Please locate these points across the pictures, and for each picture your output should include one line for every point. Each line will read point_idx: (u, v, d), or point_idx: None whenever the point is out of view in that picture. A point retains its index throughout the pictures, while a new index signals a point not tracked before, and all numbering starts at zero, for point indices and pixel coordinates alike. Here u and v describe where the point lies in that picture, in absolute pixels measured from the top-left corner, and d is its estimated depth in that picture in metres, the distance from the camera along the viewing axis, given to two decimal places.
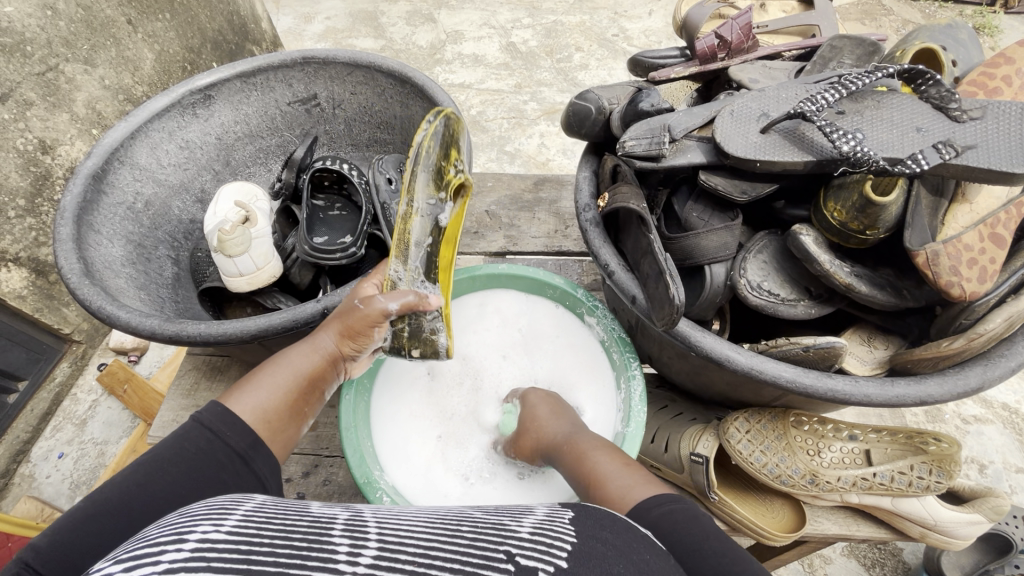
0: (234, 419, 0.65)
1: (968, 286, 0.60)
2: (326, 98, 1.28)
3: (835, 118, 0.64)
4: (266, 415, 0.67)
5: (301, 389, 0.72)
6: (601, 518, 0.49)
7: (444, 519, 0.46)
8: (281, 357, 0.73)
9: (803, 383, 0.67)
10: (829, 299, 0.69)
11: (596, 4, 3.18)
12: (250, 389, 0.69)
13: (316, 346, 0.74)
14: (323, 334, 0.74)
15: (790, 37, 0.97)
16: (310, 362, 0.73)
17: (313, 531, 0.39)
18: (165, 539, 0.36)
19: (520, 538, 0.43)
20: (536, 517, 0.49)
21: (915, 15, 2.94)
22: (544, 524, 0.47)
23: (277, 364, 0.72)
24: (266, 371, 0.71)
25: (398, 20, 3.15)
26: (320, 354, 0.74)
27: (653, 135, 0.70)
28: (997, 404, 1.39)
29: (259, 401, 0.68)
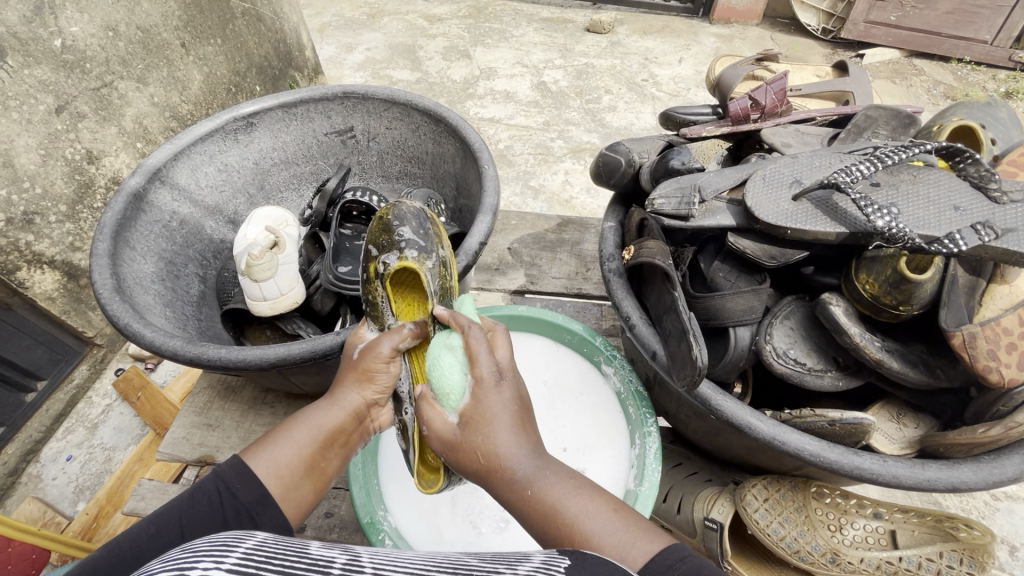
0: (248, 473, 0.61)
1: (1007, 372, 0.57)
2: (362, 131, 1.32)
3: (872, 192, 0.64)
4: (283, 472, 0.62)
5: (320, 444, 0.66)
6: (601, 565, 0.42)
7: (444, 562, 0.43)
8: (302, 413, 0.68)
9: (827, 458, 0.65)
10: (856, 372, 0.67)
11: (627, 50, 3.27)
12: (269, 442, 0.64)
13: (340, 400, 0.68)
14: (349, 380, 0.69)
15: (823, 101, 0.98)
16: (332, 417, 0.67)
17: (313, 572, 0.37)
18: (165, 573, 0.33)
19: None
20: (533, 561, 0.42)
21: (946, 76, 2.97)
22: (542, 569, 0.41)
23: (299, 420, 0.67)
24: (288, 426, 0.66)
25: (434, 54, 3.28)
26: (342, 408, 0.68)
27: (684, 195, 0.70)
28: None
29: (276, 457, 0.63)
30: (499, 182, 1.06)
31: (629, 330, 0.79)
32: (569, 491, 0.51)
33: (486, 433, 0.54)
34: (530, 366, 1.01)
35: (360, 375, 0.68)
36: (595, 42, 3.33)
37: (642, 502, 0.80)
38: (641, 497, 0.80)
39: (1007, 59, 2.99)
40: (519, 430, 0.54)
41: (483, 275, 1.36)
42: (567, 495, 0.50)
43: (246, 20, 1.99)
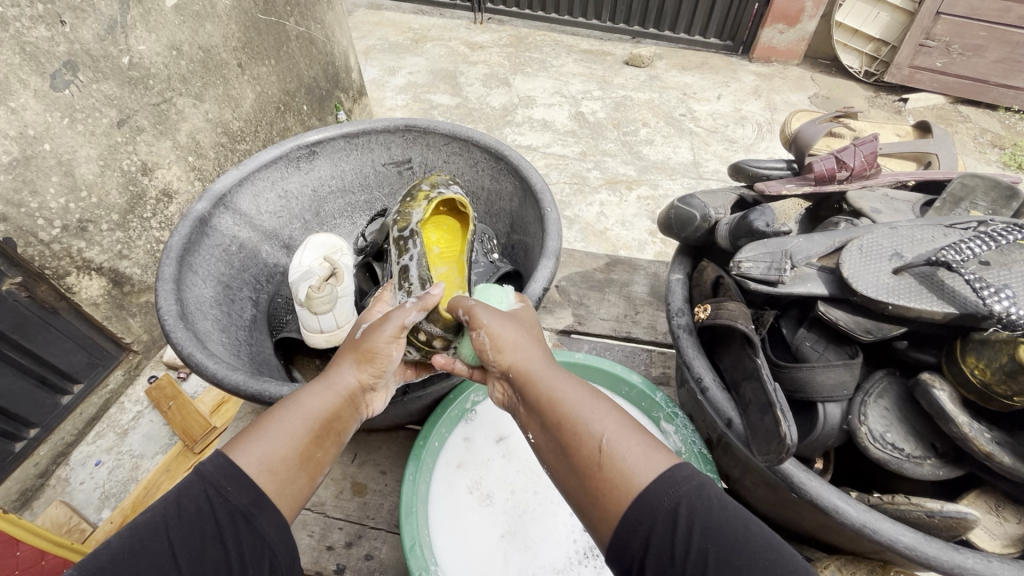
0: (236, 471, 0.57)
1: None
2: (419, 163, 1.33)
3: (983, 272, 0.61)
4: (277, 468, 0.59)
5: (316, 431, 0.65)
6: None
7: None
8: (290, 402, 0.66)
9: (924, 552, 0.61)
10: (958, 460, 0.62)
11: (665, 84, 3.29)
12: (254, 437, 0.61)
13: (334, 385, 0.70)
14: (348, 355, 0.72)
15: (903, 160, 0.95)
16: (328, 401, 0.67)
17: None
18: None
19: None
20: None
21: (993, 125, 2.92)
22: None
23: (286, 410, 0.65)
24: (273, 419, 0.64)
25: (474, 81, 3.34)
26: (339, 390, 0.69)
27: (773, 259, 0.68)
28: None
29: (264, 452, 0.60)
30: (561, 225, 1.04)
31: (702, 393, 0.76)
32: (618, 421, 0.58)
33: (514, 329, 0.70)
34: None
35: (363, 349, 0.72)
36: (633, 75, 3.36)
37: None
38: None
39: None
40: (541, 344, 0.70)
41: None
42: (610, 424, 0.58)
43: (300, 43, 2.05)
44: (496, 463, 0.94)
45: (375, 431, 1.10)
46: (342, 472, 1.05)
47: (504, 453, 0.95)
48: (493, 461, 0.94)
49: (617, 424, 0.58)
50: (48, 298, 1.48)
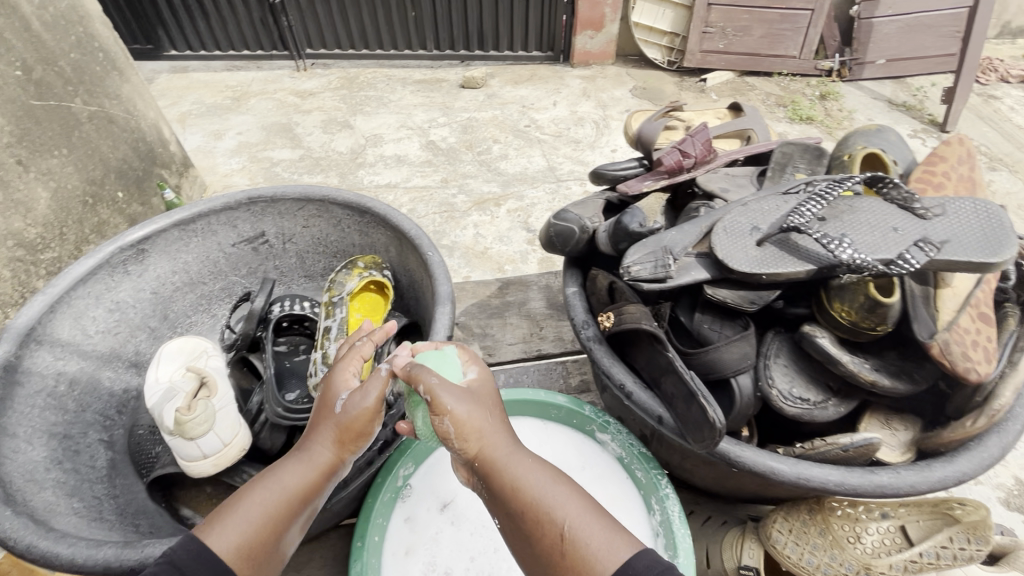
0: (211, 558, 0.55)
1: (981, 368, 0.62)
2: (275, 234, 1.21)
3: (819, 224, 0.69)
4: (249, 547, 0.57)
5: (293, 511, 0.61)
6: None
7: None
8: (268, 473, 0.62)
9: (850, 484, 0.66)
10: (850, 392, 0.70)
11: (504, 100, 3.42)
12: (228, 516, 0.58)
13: (316, 463, 0.63)
14: (327, 428, 0.64)
15: (729, 138, 1.06)
16: (305, 478, 0.62)
17: None
18: None
19: None
20: None
21: (774, 88, 3.44)
22: None
23: (266, 481, 0.61)
24: (249, 492, 0.60)
25: (313, 129, 3.18)
26: (316, 468, 0.63)
27: (656, 257, 0.71)
28: None
29: (239, 533, 0.57)
30: (447, 265, 1.00)
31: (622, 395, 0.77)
32: (546, 484, 0.57)
33: (479, 409, 0.60)
34: None
35: (343, 428, 0.64)
36: (473, 97, 3.44)
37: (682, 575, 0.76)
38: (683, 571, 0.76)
39: (813, 67, 3.50)
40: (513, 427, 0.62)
41: None
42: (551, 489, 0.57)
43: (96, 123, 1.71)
44: (447, 536, 0.85)
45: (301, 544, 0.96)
46: None
47: (452, 520, 0.86)
48: (442, 535, 0.85)
49: (607, 538, 0.54)
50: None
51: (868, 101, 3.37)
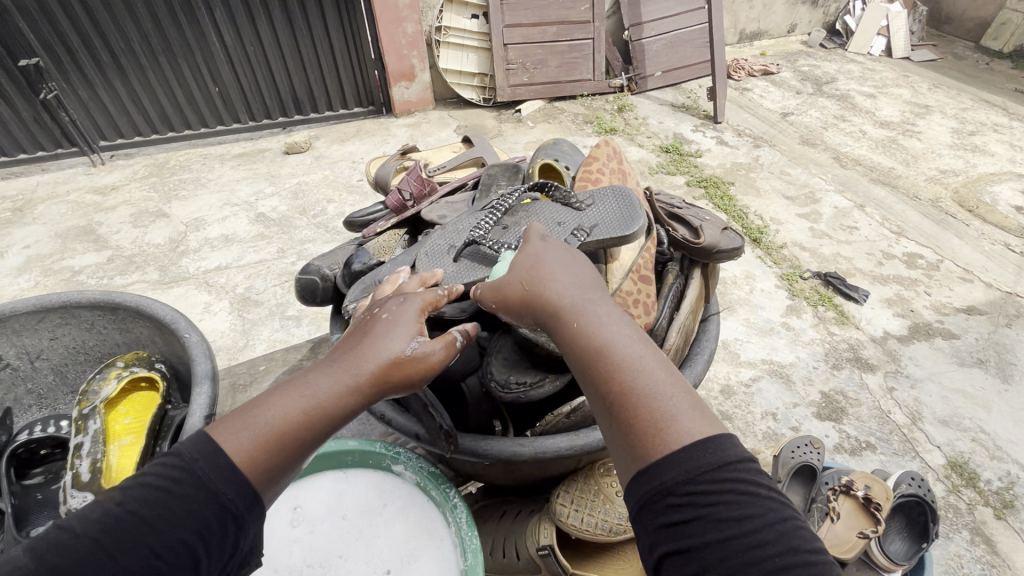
0: (217, 452, 0.55)
1: (640, 320, 0.79)
2: (17, 356, 1.08)
3: (497, 232, 0.81)
4: (254, 451, 0.56)
5: (287, 430, 0.58)
6: None
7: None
8: (304, 379, 0.62)
9: (580, 444, 0.77)
10: (568, 367, 0.79)
11: (333, 159, 3.40)
12: (245, 416, 0.58)
13: (346, 383, 0.62)
14: (346, 365, 0.64)
15: (467, 168, 1.18)
16: (327, 392, 0.61)
17: None
18: None
19: None
20: None
21: (579, 108, 3.80)
22: None
23: (289, 388, 0.61)
24: (286, 389, 0.61)
25: (121, 225, 2.89)
26: (342, 390, 0.62)
27: (368, 291, 0.78)
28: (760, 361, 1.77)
29: (252, 430, 0.57)
30: (209, 343, 0.98)
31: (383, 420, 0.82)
32: (654, 366, 0.58)
33: (569, 273, 0.67)
34: (321, 509, 0.91)
35: (379, 362, 0.64)
36: (299, 161, 3.38)
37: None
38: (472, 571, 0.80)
39: (607, 86, 3.97)
40: (572, 257, 0.69)
41: None
42: (655, 372, 0.57)
43: None
44: None
45: None
46: None
47: None
48: None
49: (703, 425, 0.53)
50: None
51: (658, 107, 3.86)
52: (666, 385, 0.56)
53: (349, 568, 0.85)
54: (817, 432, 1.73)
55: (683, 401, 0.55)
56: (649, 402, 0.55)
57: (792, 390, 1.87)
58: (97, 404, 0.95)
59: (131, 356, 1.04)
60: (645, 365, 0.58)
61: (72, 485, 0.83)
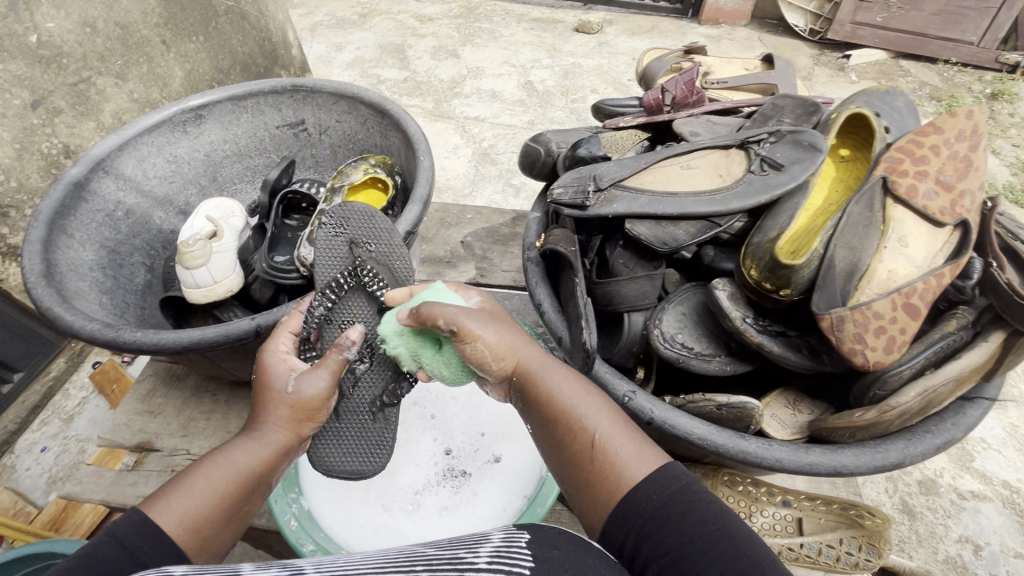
0: (155, 526, 0.53)
1: (872, 355, 0.58)
2: (313, 124, 1.34)
3: (737, 184, 0.69)
4: (193, 518, 0.56)
5: (239, 486, 0.61)
6: (557, 536, 0.47)
7: (398, 560, 0.47)
8: (216, 453, 0.63)
9: (714, 442, 0.66)
10: (745, 357, 0.68)
11: (615, 49, 3.25)
12: (172, 493, 0.57)
13: (267, 440, 0.66)
14: (270, 417, 0.67)
15: (750, 94, 0.99)
16: (257, 456, 0.64)
17: None
18: None
19: (478, 568, 0.43)
20: (493, 541, 0.47)
21: (931, 77, 2.83)
22: (500, 550, 0.46)
23: (214, 459, 0.62)
24: (201, 468, 0.60)
25: (423, 54, 3.27)
26: (268, 446, 0.66)
27: (579, 184, 0.72)
28: (997, 482, 1.37)
29: (185, 506, 0.56)
30: (435, 173, 1.07)
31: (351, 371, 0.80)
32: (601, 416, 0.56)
33: (504, 329, 0.64)
34: None
35: (286, 412, 0.68)
36: (583, 42, 3.31)
37: (549, 483, 0.85)
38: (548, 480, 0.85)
39: (994, 60, 2.86)
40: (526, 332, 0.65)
41: (434, 267, 1.39)
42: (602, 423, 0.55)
43: (229, 17, 1.93)
44: None
45: None
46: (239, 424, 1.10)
47: None
48: None
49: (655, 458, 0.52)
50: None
51: None
52: (605, 426, 0.55)
53: (456, 413, 0.95)
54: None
55: (627, 441, 0.53)
56: (596, 443, 0.54)
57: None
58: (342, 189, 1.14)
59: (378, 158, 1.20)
60: (602, 430, 0.55)
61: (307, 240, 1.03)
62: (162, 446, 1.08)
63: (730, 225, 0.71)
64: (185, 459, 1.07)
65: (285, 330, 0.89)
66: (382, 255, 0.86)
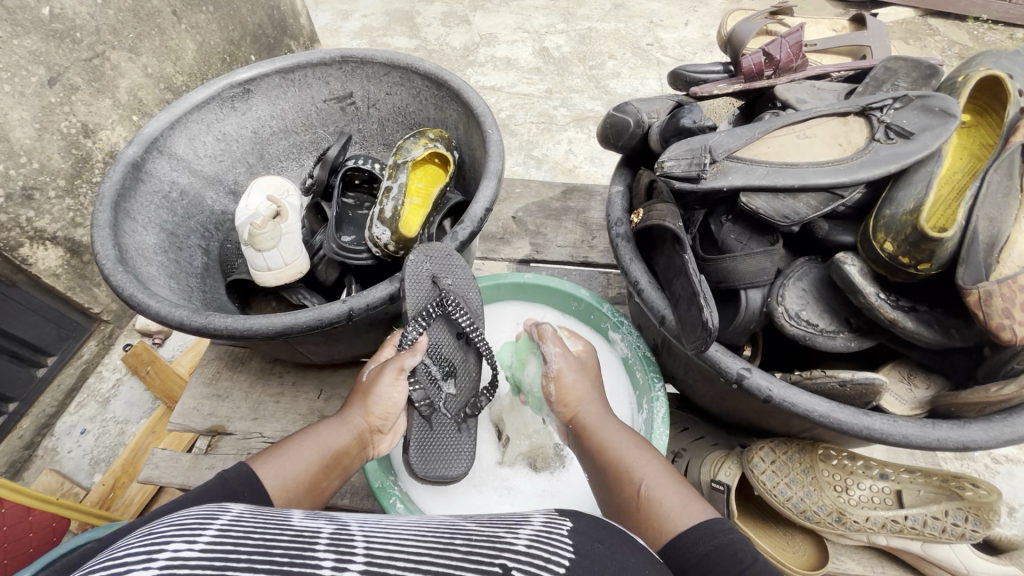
0: (256, 483, 0.63)
1: (1021, 330, 0.56)
2: (362, 97, 1.29)
3: (863, 153, 0.66)
4: (288, 483, 0.65)
5: (326, 462, 0.71)
6: (600, 529, 0.49)
7: (436, 530, 0.46)
8: (309, 431, 0.73)
9: (837, 419, 0.65)
10: (870, 333, 0.66)
11: (632, 12, 3.13)
12: (273, 456, 0.67)
13: (347, 423, 0.76)
14: (354, 411, 0.76)
15: (839, 57, 0.94)
16: (341, 438, 0.74)
17: (295, 546, 0.38)
18: (133, 559, 0.34)
19: (517, 551, 0.43)
20: (534, 527, 0.47)
21: (962, 37, 2.68)
22: (543, 535, 0.46)
23: (306, 437, 0.72)
24: (295, 441, 0.71)
25: (433, 20, 3.15)
26: (350, 431, 0.75)
27: (693, 156, 0.69)
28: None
29: (282, 469, 0.66)
30: (504, 146, 1.03)
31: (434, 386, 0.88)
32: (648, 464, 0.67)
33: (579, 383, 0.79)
34: None
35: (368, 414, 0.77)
36: (599, 5, 3.19)
37: None
38: None
39: None
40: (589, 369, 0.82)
41: (487, 244, 1.36)
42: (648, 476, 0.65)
43: None
44: None
45: (338, 365, 1.13)
46: (309, 407, 1.09)
47: None
48: None
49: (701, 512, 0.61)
50: (4, 272, 1.49)
51: None
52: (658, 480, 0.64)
53: None
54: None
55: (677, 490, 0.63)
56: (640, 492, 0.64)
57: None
58: (402, 161, 1.10)
59: (436, 131, 1.16)
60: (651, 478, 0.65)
61: (379, 220, 1.00)
62: (235, 430, 1.08)
63: (850, 197, 0.69)
64: (258, 443, 1.07)
65: (374, 313, 0.87)
66: (459, 287, 0.91)
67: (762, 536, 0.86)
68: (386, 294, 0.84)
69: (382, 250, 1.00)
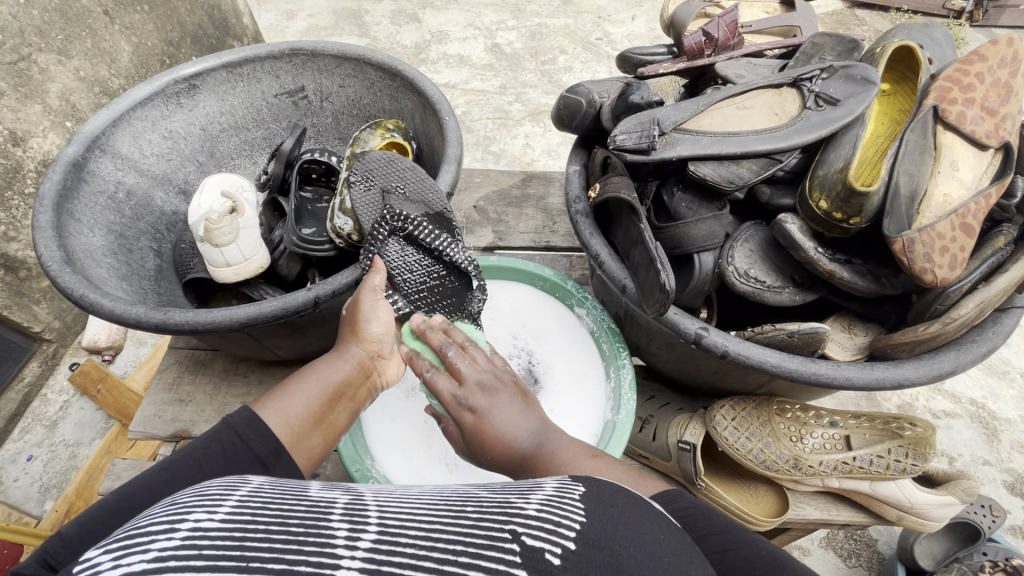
0: (261, 424, 0.64)
1: (940, 272, 0.62)
2: (314, 90, 1.27)
3: (798, 119, 0.70)
4: (292, 421, 0.66)
5: (330, 397, 0.71)
6: (612, 495, 0.49)
7: (448, 499, 0.47)
8: (308, 369, 0.73)
9: (787, 367, 0.70)
10: (811, 287, 0.72)
11: (579, 8, 3.19)
12: (276, 397, 0.68)
13: (345, 356, 0.75)
14: (353, 346, 0.75)
15: (772, 37, 1.00)
16: (341, 372, 0.73)
17: (310, 516, 0.40)
18: (157, 527, 0.37)
19: (527, 516, 0.43)
20: (545, 492, 0.48)
21: (886, 26, 2.86)
22: (553, 500, 0.46)
23: (306, 375, 0.72)
24: (297, 380, 0.71)
25: (382, 19, 3.12)
26: (350, 364, 0.74)
27: (643, 129, 0.72)
28: (965, 399, 1.64)
29: (285, 409, 0.67)
30: (461, 132, 1.05)
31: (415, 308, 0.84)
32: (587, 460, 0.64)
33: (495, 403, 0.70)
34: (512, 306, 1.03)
35: (363, 352, 0.75)
36: (547, 1, 3.23)
37: (620, 429, 0.84)
38: (618, 425, 0.85)
39: (941, 7, 2.92)
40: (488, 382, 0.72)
41: None
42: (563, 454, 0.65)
43: None
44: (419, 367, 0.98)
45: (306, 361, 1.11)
46: None
47: None
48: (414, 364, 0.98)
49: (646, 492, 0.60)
50: None
51: None
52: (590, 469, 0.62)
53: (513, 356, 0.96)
54: (995, 497, 1.47)
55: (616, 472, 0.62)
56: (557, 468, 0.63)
57: (990, 445, 1.57)
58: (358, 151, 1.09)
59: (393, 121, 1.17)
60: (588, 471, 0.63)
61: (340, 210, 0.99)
62: (201, 433, 1.06)
63: (787, 163, 0.74)
64: None
65: (340, 301, 0.87)
66: (415, 192, 0.86)
67: (727, 490, 0.92)
68: (352, 279, 0.83)
69: (344, 239, 0.98)
